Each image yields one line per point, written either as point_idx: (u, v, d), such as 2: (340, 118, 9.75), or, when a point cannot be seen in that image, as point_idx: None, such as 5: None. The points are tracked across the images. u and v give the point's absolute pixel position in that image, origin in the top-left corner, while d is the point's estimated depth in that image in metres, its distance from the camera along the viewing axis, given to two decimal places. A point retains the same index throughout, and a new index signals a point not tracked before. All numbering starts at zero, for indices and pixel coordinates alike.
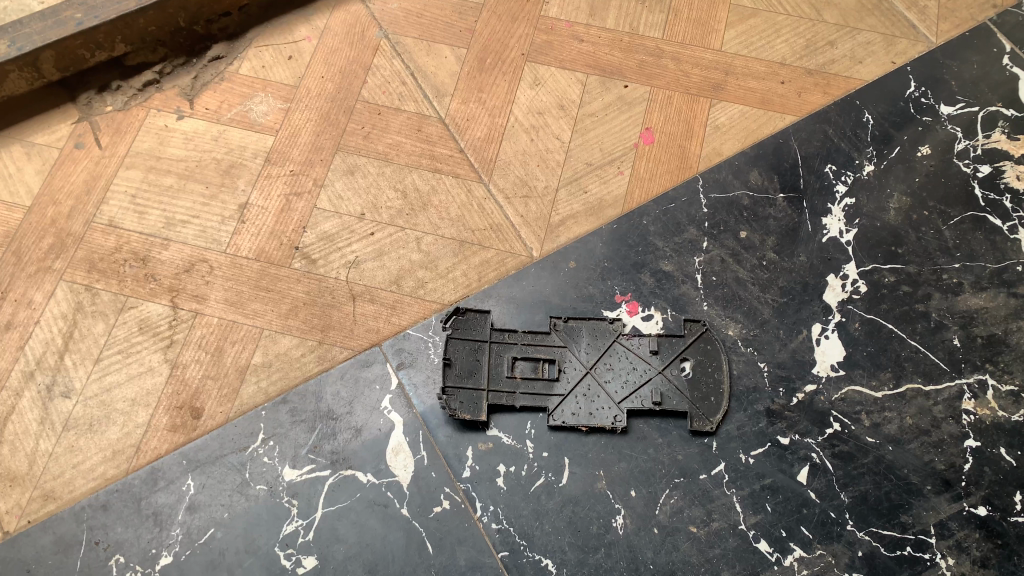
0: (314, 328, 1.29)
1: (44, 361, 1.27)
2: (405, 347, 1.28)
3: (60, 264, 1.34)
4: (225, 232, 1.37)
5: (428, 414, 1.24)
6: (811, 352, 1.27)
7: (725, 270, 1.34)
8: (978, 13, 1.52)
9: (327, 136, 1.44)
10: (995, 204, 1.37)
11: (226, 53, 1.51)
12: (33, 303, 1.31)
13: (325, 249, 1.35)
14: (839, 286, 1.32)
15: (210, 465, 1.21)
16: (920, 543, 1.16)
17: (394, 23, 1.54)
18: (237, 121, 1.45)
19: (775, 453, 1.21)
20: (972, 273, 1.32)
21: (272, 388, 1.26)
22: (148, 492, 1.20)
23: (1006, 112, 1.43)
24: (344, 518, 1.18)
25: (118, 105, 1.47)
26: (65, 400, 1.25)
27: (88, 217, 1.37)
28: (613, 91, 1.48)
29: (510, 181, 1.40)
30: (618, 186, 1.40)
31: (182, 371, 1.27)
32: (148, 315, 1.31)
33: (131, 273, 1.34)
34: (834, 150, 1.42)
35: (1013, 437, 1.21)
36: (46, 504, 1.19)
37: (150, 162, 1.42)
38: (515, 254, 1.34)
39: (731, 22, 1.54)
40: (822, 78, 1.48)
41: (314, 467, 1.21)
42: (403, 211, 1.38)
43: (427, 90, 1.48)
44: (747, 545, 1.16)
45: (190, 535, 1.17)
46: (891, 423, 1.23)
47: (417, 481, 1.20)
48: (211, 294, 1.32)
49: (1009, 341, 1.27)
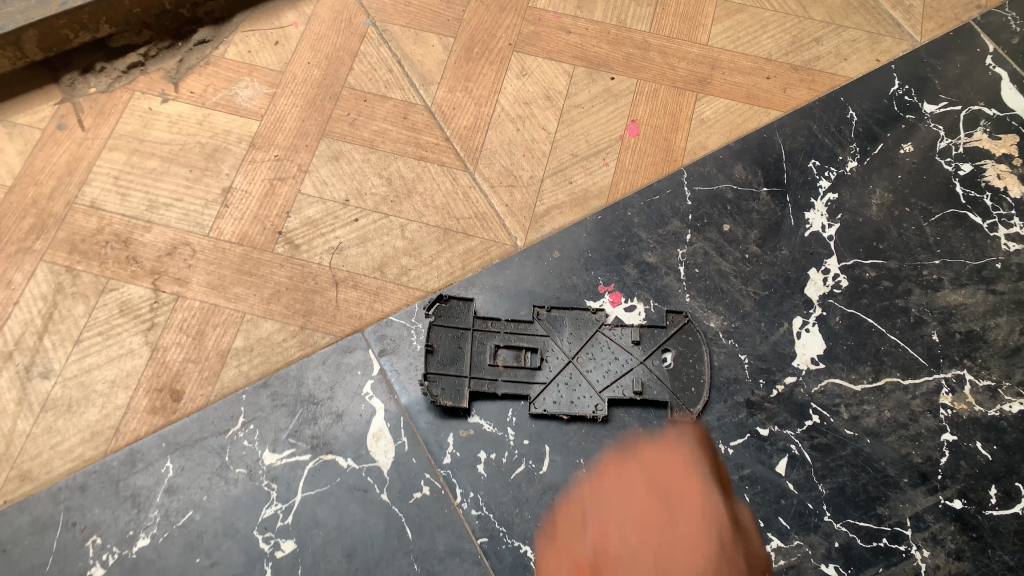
0: (296, 313, 1.29)
1: (23, 342, 1.26)
2: (388, 333, 1.28)
3: (40, 245, 1.33)
4: (208, 216, 1.36)
5: (410, 401, 1.24)
6: (791, 344, 1.28)
7: (708, 262, 1.34)
8: (962, 14, 1.54)
9: (312, 122, 1.43)
10: (975, 202, 1.38)
11: (213, 37, 1.51)
12: (13, 284, 1.30)
13: (308, 235, 1.34)
14: (820, 280, 1.33)
15: (189, 448, 1.21)
16: (896, 535, 1.17)
17: (383, 11, 1.54)
18: (223, 106, 1.44)
19: (754, 444, 1.22)
20: (952, 269, 1.33)
21: (254, 373, 1.25)
22: (126, 474, 1.19)
23: (988, 112, 1.45)
24: (324, 502, 1.18)
25: (101, 86, 1.46)
26: (43, 380, 1.24)
27: (69, 198, 1.36)
28: (600, 83, 1.48)
29: (495, 170, 1.40)
30: (604, 177, 1.40)
31: (163, 354, 1.26)
32: (129, 297, 1.30)
33: (112, 255, 1.33)
34: (818, 145, 1.43)
35: (990, 432, 1.22)
36: (23, 485, 1.18)
37: (134, 145, 1.41)
38: (499, 243, 1.34)
39: (719, 17, 1.55)
40: (807, 74, 1.49)
41: (294, 451, 1.21)
42: (388, 199, 1.38)
43: (414, 78, 1.48)
44: (725, 535, 1.17)
45: (168, 517, 1.17)
46: (870, 416, 1.24)
47: (397, 467, 1.20)
48: (193, 278, 1.31)
49: (987, 337, 1.29)
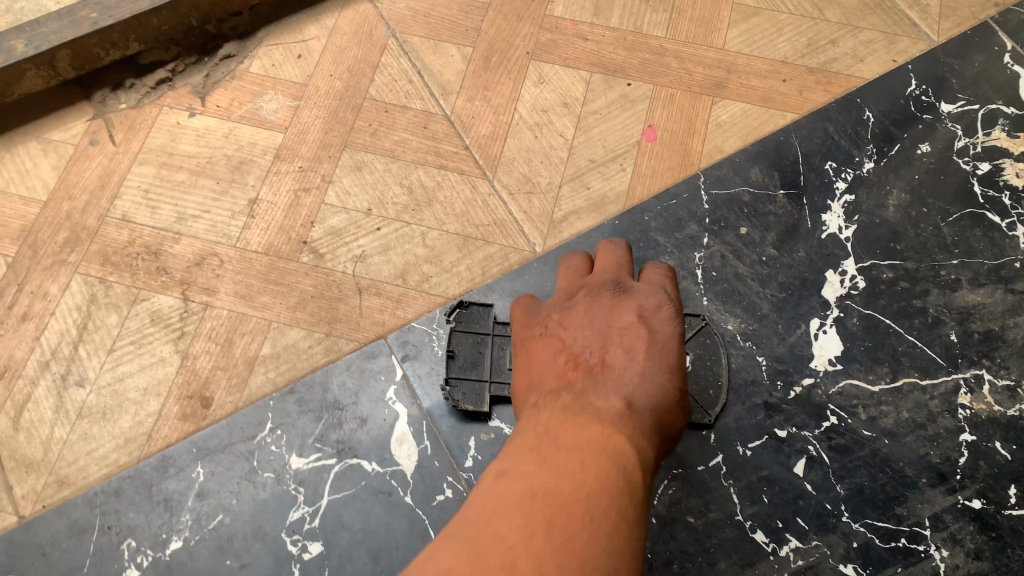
0: (320, 321, 1.32)
1: (59, 352, 1.31)
2: (410, 339, 1.31)
3: (74, 257, 1.37)
4: (235, 227, 1.40)
5: (432, 406, 1.27)
6: (808, 346, 1.29)
7: (725, 265, 1.36)
8: (979, 12, 1.54)
9: (335, 133, 1.47)
10: (994, 201, 1.38)
11: (238, 52, 1.54)
12: (49, 295, 1.34)
13: (332, 244, 1.38)
14: (837, 282, 1.34)
15: (219, 453, 1.25)
16: (914, 535, 1.18)
17: (402, 22, 1.57)
18: (248, 119, 1.48)
19: (772, 446, 1.24)
20: (970, 269, 1.34)
21: (280, 379, 1.29)
22: (159, 479, 1.23)
23: (1006, 110, 1.45)
24: (350, 505, 1.21)
25: (131, 102, 1.50)
26: (79, 389, 1.29)
27: (102, 212, 1.41)
28: (617, 89, 1.50)
29: (515, 178, 1.43)
30: (621, 183, 1.42)
31: (193, 362, 1.30)
32: (160, 307, 1.34)
33: (143, 266, 1.37)
34: (835, 147, 1.44)
35: (1008, 432, 1.23)
36: (61, 490, 1.22)
37: (163, 158, 1.45)
38: (518, 249, 1.37)
39: (734, 21, 1.56)
40: (824, 75, 1.50)
41: (320, 455, 1.24)
42: (409, 207, 1.41)
43: (433, 88, 1.51)
44: (743, 535, 1.19)
45: (199, 520, 1.21)
46: (887, 416, 1.25)
47: (420, 470, 1.23)
48: (221, 287, 1.35)
49: (1005, 337, 1.29)
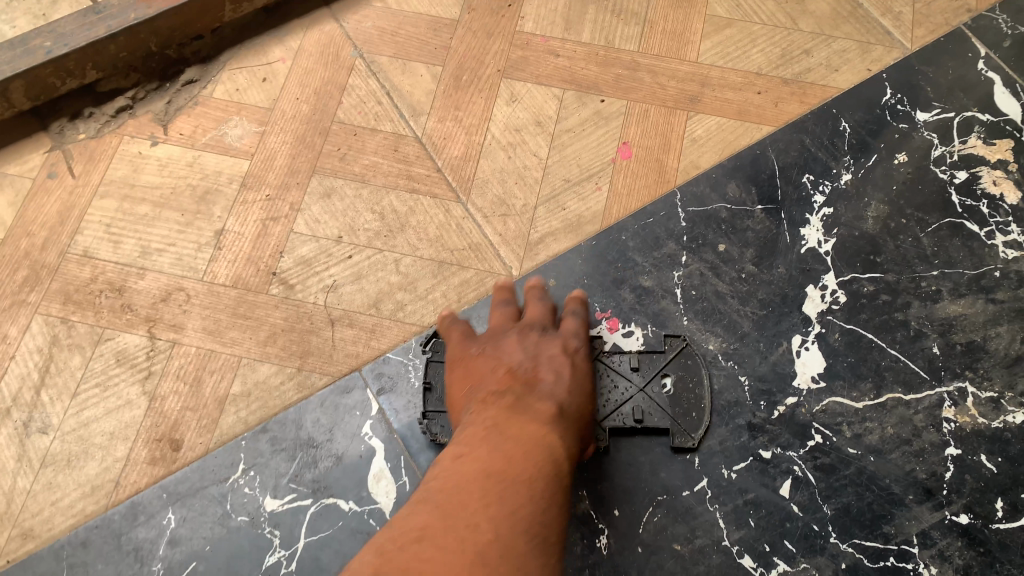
0: (292, 355, 1.29)
1: (21, 397, 1.27)
2: (385, 371, 1.28)
3: (34, 297, 1.33)
4: (201, 259, 1.36)
5: (410, 440, 1.24)
6: (791, 364, 1.28)
7: (705, 284, 1.34)
8: (952, 18, 1.52)
9: (303, 159, 1.43)
10: (972, 210, 1.37)
11: (201, 77, 1.50)
12: (9, 338, 1.30)
13: (303, 274, 1.34)
14: (818, 297, 1.32)
15: (190, 497, 1.21)
16: (903, 553, 1.16)
17: (369, 41, 1.53)
18: (213, 146, 1.44)
19: (757, 467, 1.21)
20: (950, 280, 1.32)
21: (252, 418, 1.25)
22: (128, 528, 1.19)
23: (982, 117, 1.43)
24: (327, 547, 1.17)
25: (91, 132, 1.46)
26: (42, 436, 1.24)
27: (62, 248, 1.36)
28: (590, 106, 1.47)
29: (488, 200, 1.40)
30: (597, 202, 1.40)
31: (161, 403, 1.26)
32: (125, 346, 1.30)
33: (107, 304, 1.33)
34: (811, 159, 1.42)
35: (994, 444, 1.22)
36: (26, 543, 1.18)
37: (125, 190, 1.41)
38: (494, 273, 1.34)
39: (707, 33, 1.54)
40: (798, 87, 1.48)
41: (295, 496, 1.21)
42: (380, 233, 1.37)
43: (403, 109, 1.47)
44: (731, 560, 1.16)
45: (171, 569, 1.17)
46: (872, 433, 1.23)
47: (399, 508, 1.20)
48: (188, 323, 1.31)
49: (988, 348, 1.28)
